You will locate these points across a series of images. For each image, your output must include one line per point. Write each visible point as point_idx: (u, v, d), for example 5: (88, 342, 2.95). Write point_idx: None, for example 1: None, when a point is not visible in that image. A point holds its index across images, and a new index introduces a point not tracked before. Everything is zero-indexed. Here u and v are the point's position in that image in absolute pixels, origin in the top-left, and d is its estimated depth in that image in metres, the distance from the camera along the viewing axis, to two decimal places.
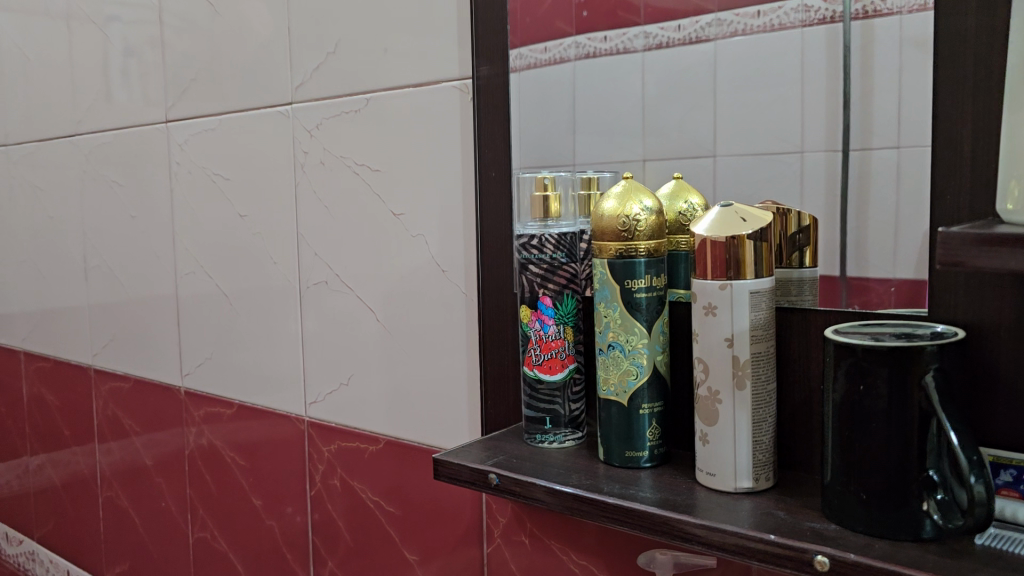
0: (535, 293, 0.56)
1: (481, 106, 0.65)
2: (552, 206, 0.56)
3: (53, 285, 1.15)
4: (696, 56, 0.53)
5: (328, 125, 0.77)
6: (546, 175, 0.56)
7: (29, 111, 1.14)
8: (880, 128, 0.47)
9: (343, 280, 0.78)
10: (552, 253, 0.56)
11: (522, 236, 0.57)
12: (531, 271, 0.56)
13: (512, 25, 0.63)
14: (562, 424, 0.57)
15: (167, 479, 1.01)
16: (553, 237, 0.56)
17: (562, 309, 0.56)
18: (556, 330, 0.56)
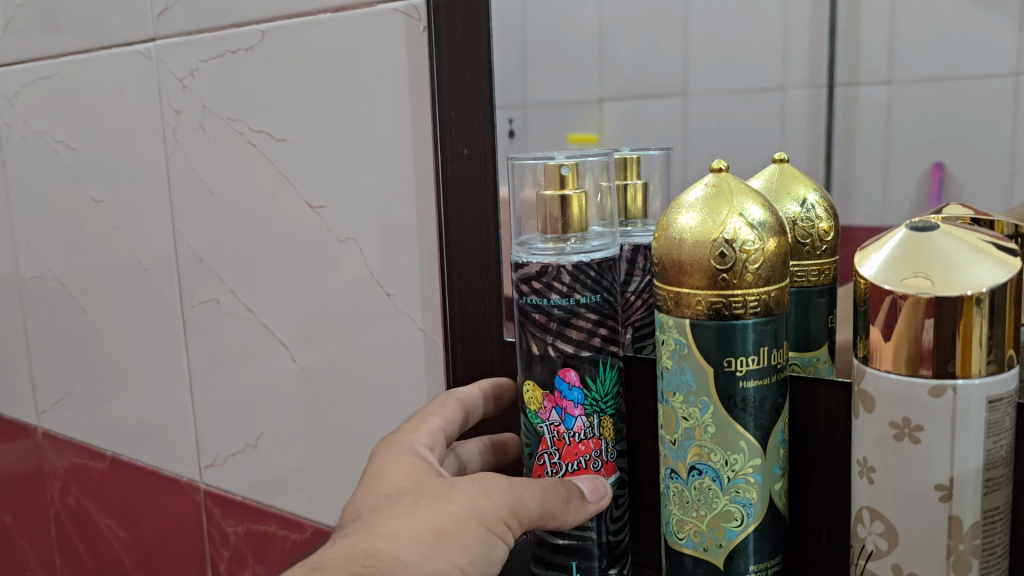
0: (549, 362, 0.33)
1: (442, 40, 0.40)
2: (576, 216, 0.32)
3: None
4: None
5: (206, 71, 0.51)
6: (566, 164, 0.32)
7: None
8: (869, 52, 0.31)
9: (242, 301, 0.53)
10: (575, 293, 0.32)
11: (521, 266, 0.33)
12: (540, 326, 0.33)
13: None
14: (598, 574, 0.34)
15: (31, 545, 0.77)
16: (574, 266, 0.32)
17: (596, 387, 0.33)
18: (585, 425, 0.33)
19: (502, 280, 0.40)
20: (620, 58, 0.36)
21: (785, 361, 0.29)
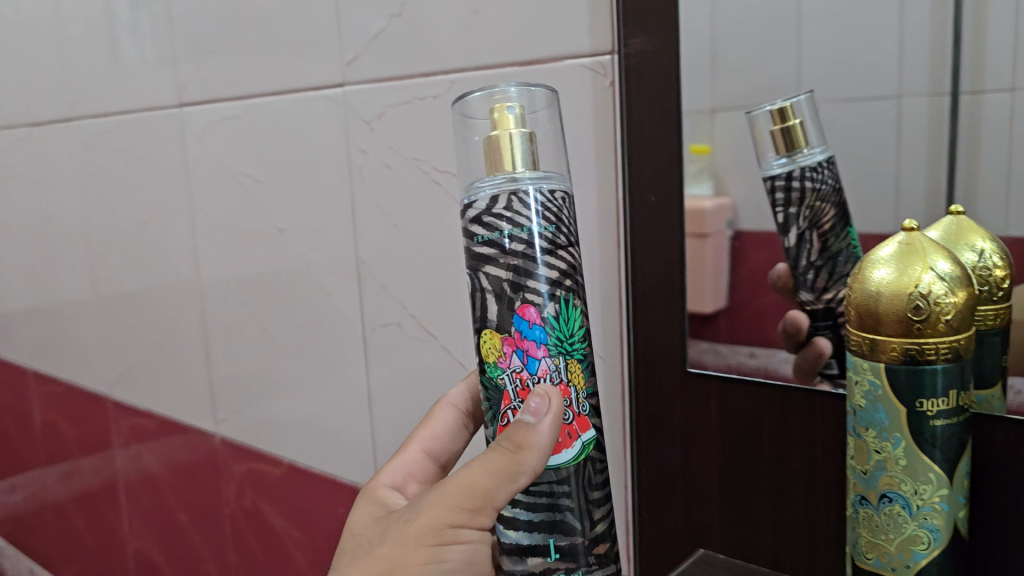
0: (508, 299, 0.36)
1: (630, 98, 0.44)
2: (523, 151, 0.36)
3: (65, 296, 0.99)
4: None
5: (393, 114, 0.57)
6: (512, 104, 0.36)
7: (25, 93, 0.97)
8: (994, 65, 0.36)
9: (424, 326, 0.59)
10: (530, 220, 0.35)
11: (477, 204, 0.36)
12: (494, 260, 0.36)
13: None
14: (574, 558, 0.37)
15: (206, 540, 0.85)
16: (526, 192, 0.35)
17: (555, 323, 0.36)
18: (548, 367, 0.36)
19: (686, 316, 0.44)
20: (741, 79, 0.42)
21: (970, 400, 0.32)
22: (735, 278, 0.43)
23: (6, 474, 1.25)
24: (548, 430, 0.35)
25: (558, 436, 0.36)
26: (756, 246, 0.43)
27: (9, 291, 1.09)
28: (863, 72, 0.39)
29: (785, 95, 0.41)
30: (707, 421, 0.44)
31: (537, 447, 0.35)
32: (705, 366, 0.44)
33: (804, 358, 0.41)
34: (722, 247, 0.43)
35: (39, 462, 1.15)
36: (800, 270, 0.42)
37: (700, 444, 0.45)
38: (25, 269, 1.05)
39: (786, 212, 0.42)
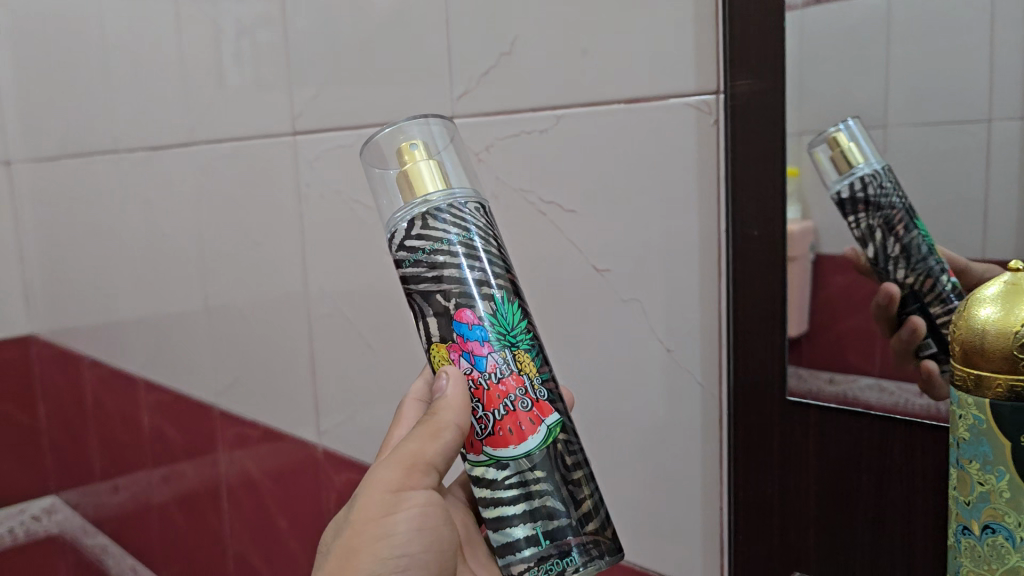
0: (444, 309, 0.43)
1: (735, 134, 0.46)
2: (433, 176, 0.44)
3: (176, 310, 1.06)
4: (862, 10, 0.42)
5: (502, 146, 0.60)
6: (413, 142, 0.45)
7: (145, 120, 1.05)
8: None
9: None
10: (445, 235, 0.43)
11: (394, 238, 0.44)
12: (421, 278, 0.43)
13: (790, 6, 0.43)
14: (565, 539, 0.43)
15: (305, 545, 0.90)
16: (436, 210, 0.43)
17: (494, 319, 0.43)
18: (494, 363, 0.43)
19: (786, 346, 0.46)
20: (832, 107, 0.43)
21: None
22: (815, 302, 0.45)
23: (114, 475, 1.33)
24: (454, 393, 0.43)
25: (523, 424, 0.42)
26: (835, 270, 0.44)
27: (125, 303, 1.17)
28: (955, 94, 0.39)
29: (834, 124, 0.43)
30: (806, 448, 0.46)
31: (450, 406, 0.43)
32: (805, 394, 0.46)
33: (900, 340, 0.43)
34: (805, 270, 0.45)
35: (146, 465, 1.22)
36: (883, 265, 0.43)
37: (798, 470, 0.47)
38: (142, 283, 1.12)
39: (857, 218, 0.43)
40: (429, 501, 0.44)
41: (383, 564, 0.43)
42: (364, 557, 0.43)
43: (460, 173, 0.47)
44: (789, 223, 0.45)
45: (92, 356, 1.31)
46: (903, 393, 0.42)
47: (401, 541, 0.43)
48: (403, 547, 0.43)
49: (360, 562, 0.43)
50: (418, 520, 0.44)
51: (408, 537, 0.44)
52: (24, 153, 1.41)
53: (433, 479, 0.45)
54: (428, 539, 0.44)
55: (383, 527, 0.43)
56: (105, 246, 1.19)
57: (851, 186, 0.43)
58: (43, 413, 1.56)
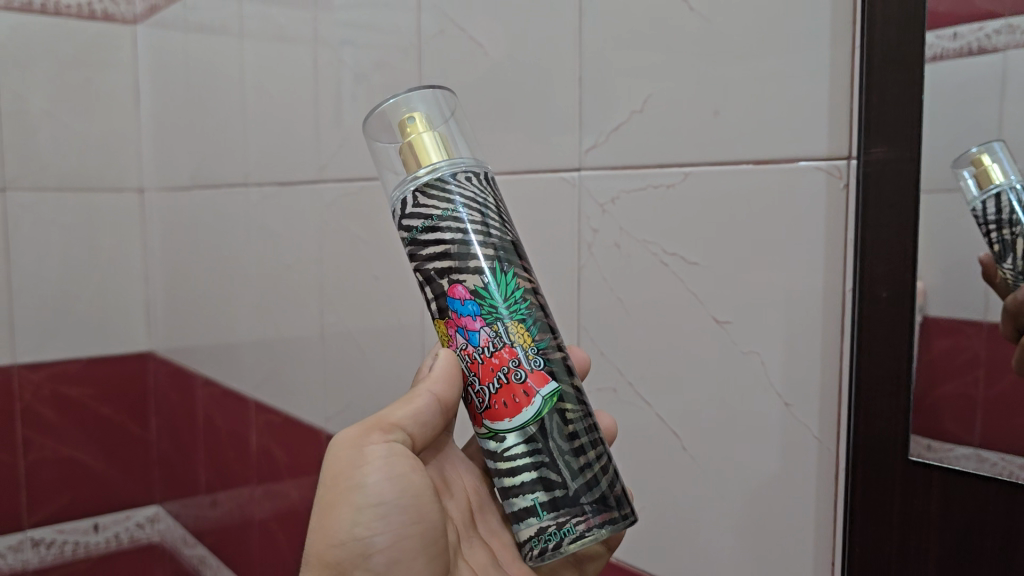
0: (441, 283, 0.48)
1: (866, 200, 0.48)
2: (435, 145, 0.48)
3: (291, 335, 1.12)
4: (978, 70, 0.43)
5: (625, 199, 0.63)
6: (411, 115, 0.49)
7: (275, 155, 1.12)
8: None
9: (640, 393, 0.64)
10: (430, 211, 0.48)
11: (397, 206, 0.49)
12: (422, 249, 0.48)
13: (927, 63, 0.45)
14: (564, 510, 0.48)
15: None
16: (419, 188, 0.48)
17: (484, 293, 0.47)
18: (489, 337, 0.48)
19: (911, 408, 0.47)
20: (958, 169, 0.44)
21: None
22: (921, 365, 0.47)
23: (216, 489, 1.40)
24: (441, 367, 0.50)
25: (515, 397, 0.47)
26: (938, 333, 0.46)
27: (242, 326, 1.24)
28: None
29: (979, 145, 0.43)
30: (929, 509, 0.47)
31: (432, 376, 0.50)
32: (924, 455, 0.47)
33: None
34: (914, 334, 0.47)
35: (249, 482, 1.28)
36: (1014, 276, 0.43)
37: (919, 532, 0.48)
38: (260, 308, 1.19)
39: (994, 235, 0.43)
40: (393, 452, 0.49)
41: (361, 515, 0.48)
42: (341, 510, 0.48)
43: (462, 143, 0.51)
44: (918, 283, 0.46)
45: (206, 374, 1.39)
46: (1003, 461, 0.44)
47: (372, 491, 0.48)
48: (375, 496, 0.48)
49: (339, 516, 0.48)
50: (386, 469, 0.48)
51: (379, 486, 0.48)
52: (158, 181, 1.52)
53: (399, 435, 0.50)
54: (400, 488, 0.49)
55: (353, 480, 0.48)
56: (228, 271, 1.27)
57: (993, 201, 0.43)
58: (154, 425, 1.65)
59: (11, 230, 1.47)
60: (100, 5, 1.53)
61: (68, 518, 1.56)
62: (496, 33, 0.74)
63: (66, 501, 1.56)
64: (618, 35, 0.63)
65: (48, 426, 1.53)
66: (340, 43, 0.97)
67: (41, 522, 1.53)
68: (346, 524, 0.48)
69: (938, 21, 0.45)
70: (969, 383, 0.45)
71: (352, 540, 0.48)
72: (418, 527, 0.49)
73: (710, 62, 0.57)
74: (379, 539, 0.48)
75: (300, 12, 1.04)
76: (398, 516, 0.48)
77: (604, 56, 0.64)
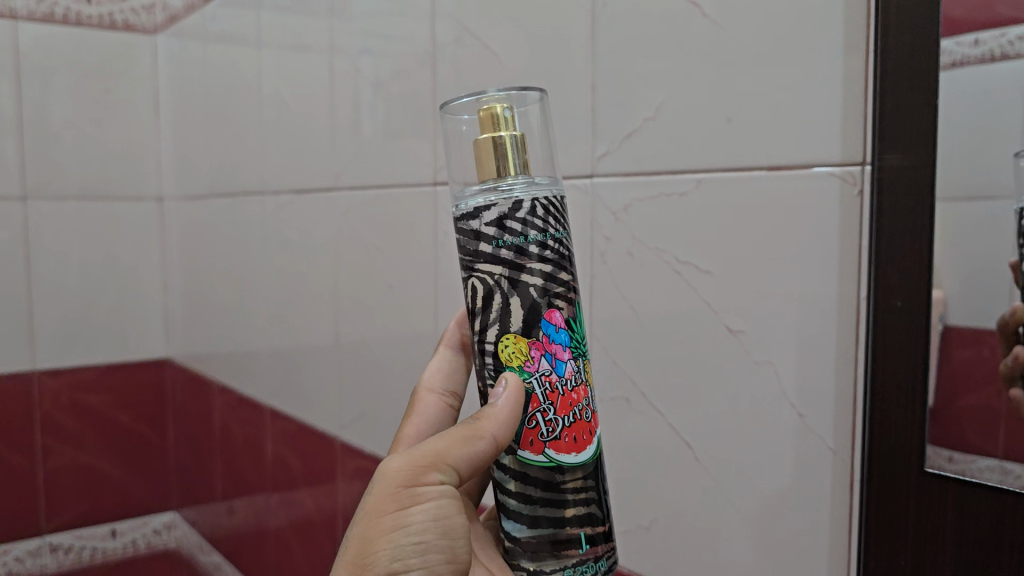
0: (537, 303, 0.48)
1: (880, 207, 0.47)
2: (515, 158, 0.48)
3: (306, 342, 1.12)
4: (999, 76, 0.42)
5: (638, 206, 0.63)
6: (505, 106, 0.47)
7: (291, 163, 1.12)
8: None
9: (652, 402, 0.64)
10: (550, 228, 0.48)
11: (492, 209, 0.48)
12: (520, 260, 0.48)
13: (943, 71, 0.44)
14: (599, 544, 0.50)
15: None
16: (537, 199, 0.48)
17: (574, 326, 0.49)
18: (574, 371, 0.49)
19: (927, 418, 0.46)
20: (976, 177, 0.44)
21: None
22: (940, 375, 0.46)
23: (232, 497, 1.40)
24: (506, 401, 0.48)
25: (587, 433, 0.50)
26: (960, 343, 0.45)
27: (258, 334, 1.25)
28: None
29: None
30: (945, 522, 0.46)
31: (495, 417, 0.47)
32: (940, 466, 0.46)
33: None
34: (935, 343, 0.46)
35: (264, 491, 1.28)
36: None
37: (934, 543, 0.47)
38: (276, 316, 1.19)
39: None
40: (444, 496, 0.48)
41: (401, 551, 0.47)
42: (381, 543, 0.48)
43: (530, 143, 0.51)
44: (934, 293, 0.45)
45: (223, 382, 1.40)
46: None
47: (416, 532, 0.48)
48: (418, 535, 0.48)
49: (378, 548, 0.48)
50: (434, 512, 0.48)
51: (423, 526, 0.48)
52: (177, 190, 1.53)
53: (451, 477, 0.49)
54: (443, 530, 0.48)
55: (399, 518, 0.48)
56: (244, 279, 1.28)
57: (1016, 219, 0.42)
58: (171, 433, 1.66)
59: (33, 237, 1.48)
60: (121, 15, 1.54)
61: (86, 524, 1.57)
62: (509, 40, 0.74)
63: (84, 507, 1.57)
64: (630, 42, 0.63)
65: (69, 433, 1.54)
66: (356, 50, 0.97)
67: (60, 528, 1.54)
68: (385, 557, 0.47)
69: (953, 27, 0.44)
70: (992, 396, 0.44)
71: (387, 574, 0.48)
72: (453, 571, 0.49)
73: (723, 66, 0.56)
74: None
75: (317, 22, 1.04)
76: (437, 557, 0.48)
77: (617, 59, 0.64)
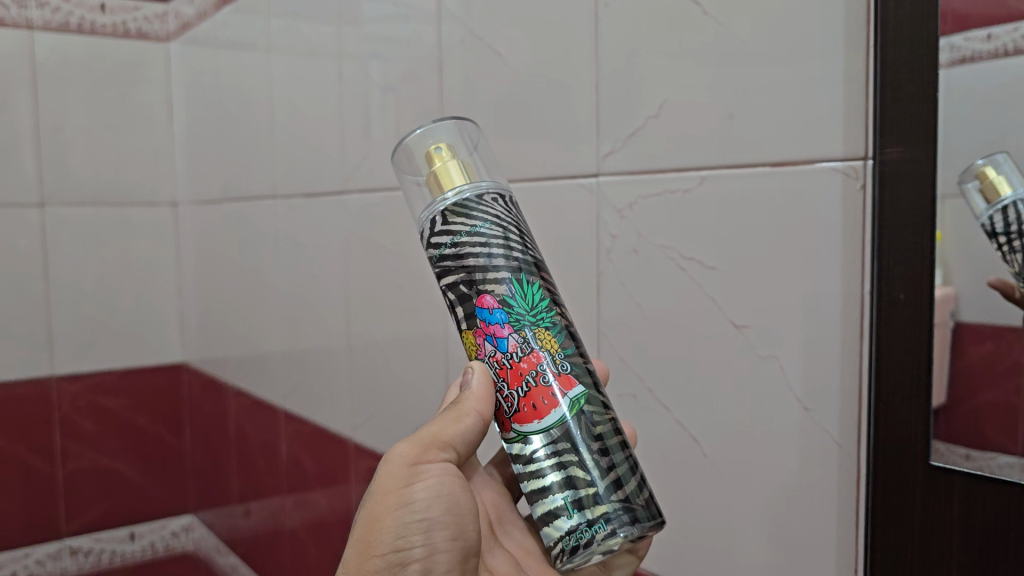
0: (467, 300, 0.49)
1: (882, 200, 0.47)
2: (458, 170, 0.49)
3: (318, 344, 1.13)
4: (1013, 70, 0.42)
5: (645, 204, 0.63)
6: (439, 145, 0.50)
7: (302, 165, 1.13)
8: None
9: (659, 399, 0.64)
10: (460, 229, 0.48)
11: (422, 232, 0.50)
12: (446, 269, 0.49)
13: (948, 67, 0.44)
14: (601, 502, 0.47)
15: None
16: (450, 208, 0.48)
17: (511, 303, 0.48)
18: (519, 342, 0.48)
19: (931, 413, 0.46)
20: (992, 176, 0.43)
21: None
22: (952, 369, 0.45)
23: (248, 500, 1.41)
24: (479, 383, 0.49)
25: (543, 401, 0.47)
26: (975, 339, 0.44)
27: (271, 337, 1.26)
28: None
29: (982, 157, 0.43)
30: (950, 517, 0.46)
31: (475, 395, 0.50)
32: (950, 461, 0.46)
33: None
34: (946, 338, 0.45)
35: (280, 493, 1.29)
36: None
37: (940, 539, 0.47)
38: (290, 319, 1.20)
39: (1004, 244, 0.43)
40: (444, 472, 0.49)
41: (406, 527, 0.48)
42: (387, 521, 0.48)
43: (486, 171, 0.52)
44: (935, 288, 0.45)
45: (238, 385, 1.41)
46: None
47: (420, 508, 0.48)
48: (423, 511, 0.48)
49: (384, 526, 0.48)
50: (435, 488, 0.48)
51: (428, 503, 0.48)
52: (191, 195, 1.55)
53: (448, 455, 0.50)
54: (448, 506, 0.49)
55: (403, 496, 0.48)
56: (257, 281, 1.29)
57: (1002, 214, 0.43)
58: (187, 436, 1.67)
59: (50, 244, 1.50)
60: (134, 24, 1.56)
61: (105, 526, 1.59)
62: (514, 40, 0.75)
63: (103, 510, 1.58)
64: (633, 40, 0.63)
65: (87, 437, 1.55)
66: (365, 53, 0.98)
67: (80, 531, 1.56)
68: (390, 535, 0.48)
69: (960, 21, 0.44)
70: (1011, 393, 0.43)
71: (393, 551, 0.48)
72: (458, 546, 0.49)
73: (727, 63, 0.56)
74: (420, 553, 0.48)
75: (326, 25, 1.05)
76: (441, 532, 0.49)
77: (621, 58, 0.64)
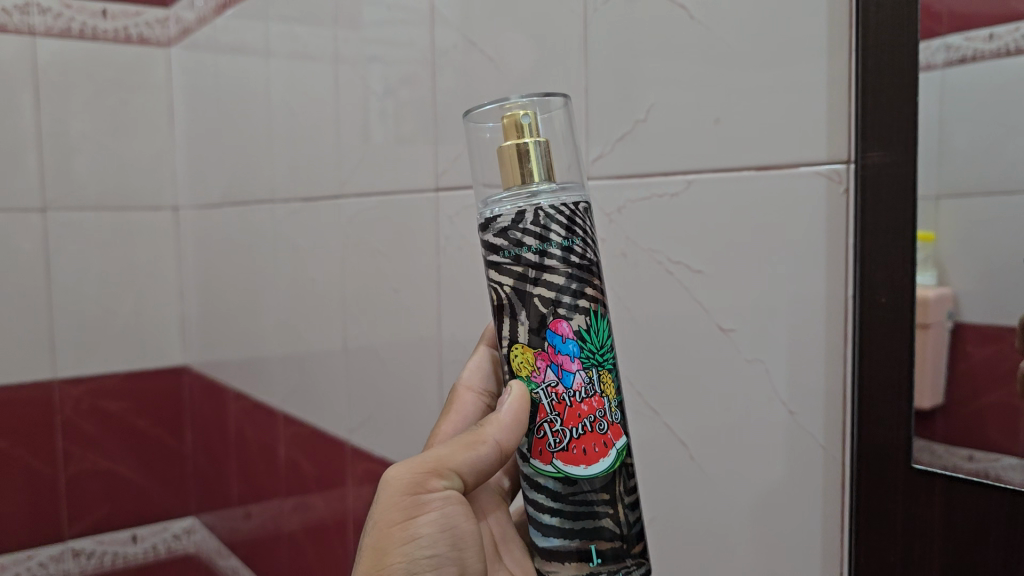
0: (541, 314, 0.48)
1: (863, 206, 0.48)
2: (540, 161, 0.48)
3: (315, 347, 1.14)
4: (1014, 72, 0.42)
5: (634, 207, 0.63)
6: (526, 113, 0.47)
7: (300, 169, 1.14)
8: None
9: (647, 404, 0.64)
10: (556, 235, 0.47)
11: (495, 219, 0.49)
12: (521, 273, 0.48)
13: (943, 68, 0.44)
14: (611, 560, 0.49)
15: None
16: (545, 209, 0.47)
17: (585, 335, 0.48)
18: (586, 381, 0.48)
19: (912, 416, 0.46)
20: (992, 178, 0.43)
21: None
22: (941, 370, 0.45)
23: (248, 502, 1.42)
24: (511, 408, 0.49)
25: (596, 446, 0.48)
26: (978, 340, 0.44)
27: (270, 339, 1.26)
28: None
29: None
30: (933, 519, 0.46)
31: (500, 422, 0.49)
32: (933, 464, 0.46)
33: None
34: (943, 338, 0.45)
35: (279, 495, 1.30)
36: None
37: (922, 542, 0.47)
38: (288, 322, 1.21)
39: None
40: (449, 502, 0.49)
41: (415, 563, 0.49)
42: (394, 556, 0.49)
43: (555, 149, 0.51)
44: (921, 291, 0.46)
45: (237, 388, 1.41)
46: None
47: (427, 543, 0.49)
48: (429, 548, 0.49)
49: (391, 562, 0.49)
50: (441, 522, 0.49)
51: (434, 539, 0.49)
52: (191, 199, 1.55)
53: (454, 482, 0.50)
54: (453, 540, 0.50)
55: (409, 530, 0.49)
56: (257, 284, 1.30)
57: None
58: (189, 439, 1.68)
59: (52, 246, 1.51)
60: (135, 29, 1.57)
61: (107, 528, 1.60)
62: (505, 45, 0.75)
63: (105, 512, 1.59)
64: (622, 44, 0.63)
65: (89, 440, 1.56)
66: (363, 56, 0.98)
67: (82, 533, 1.57)
68: (399, 570, 0.49)
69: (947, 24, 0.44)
70: (1014, 394, 0.43)
71: None
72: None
73: (714, 66, 0.56)
74: None
75: (323, 30, 1.06)
76: (448, 566, 0.50)
77: (610, 61, 0.64)
